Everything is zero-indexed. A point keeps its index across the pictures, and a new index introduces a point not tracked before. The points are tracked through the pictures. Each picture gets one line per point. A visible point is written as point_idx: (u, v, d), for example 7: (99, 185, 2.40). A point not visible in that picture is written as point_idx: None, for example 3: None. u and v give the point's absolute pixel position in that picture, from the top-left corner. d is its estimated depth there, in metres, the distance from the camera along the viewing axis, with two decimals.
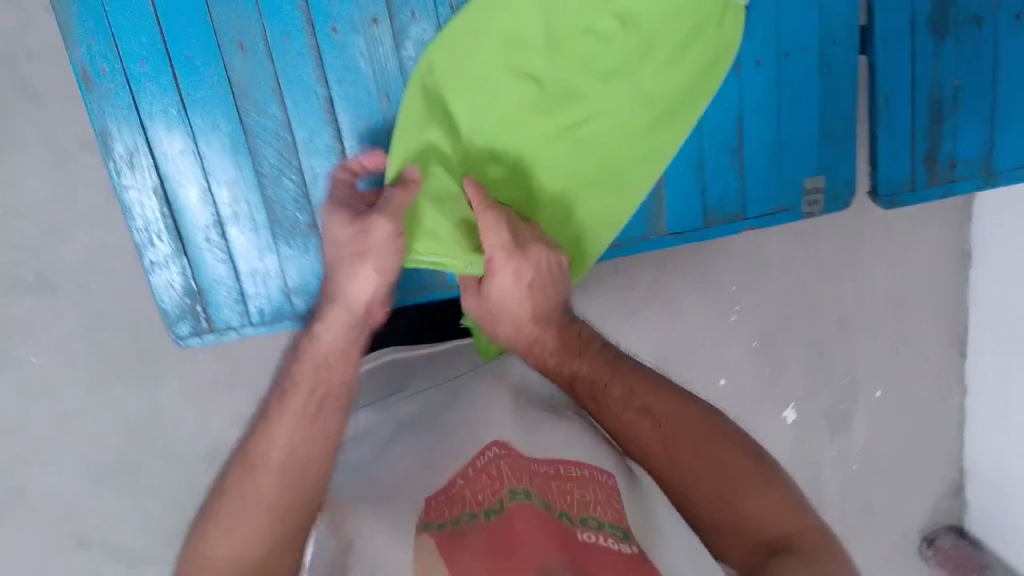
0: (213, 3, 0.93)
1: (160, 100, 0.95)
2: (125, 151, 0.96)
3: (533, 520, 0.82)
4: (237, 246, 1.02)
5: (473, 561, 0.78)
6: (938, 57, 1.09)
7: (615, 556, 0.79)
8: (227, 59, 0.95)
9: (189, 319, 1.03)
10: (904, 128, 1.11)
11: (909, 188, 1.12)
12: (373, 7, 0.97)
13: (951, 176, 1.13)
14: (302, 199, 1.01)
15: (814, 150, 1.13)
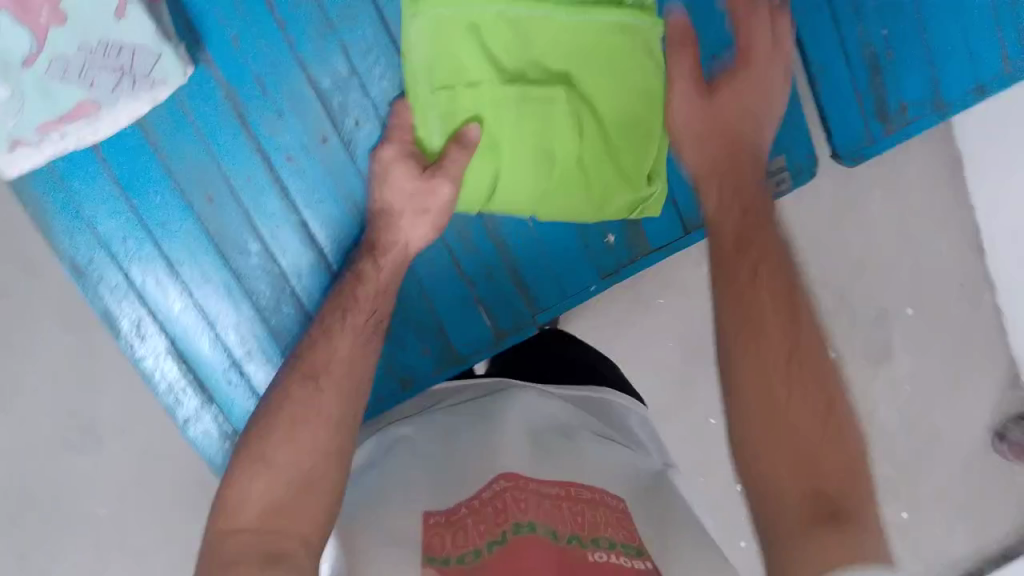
0: (167, 159, 0.74)
1: (148, 264, 0.76)
2: (133, 325, 0.77)
3: (546, 484, 0.61)
4: (264, 391, 0.79)
5: (476, 527, 0.57)
6: (859, 12, 0.82)
7: (614, 515, 0.60)
8: (195, 211, 0.75)
9: (237, 462, 0.79)
10: (847, 83, 0.84)
11: (861, 157, 0.85)
12: (298, 134, 0.75)
13: (906, 126, 0.84)
14: (312, 324, 0.78)
15: (769, 141, 0.83)
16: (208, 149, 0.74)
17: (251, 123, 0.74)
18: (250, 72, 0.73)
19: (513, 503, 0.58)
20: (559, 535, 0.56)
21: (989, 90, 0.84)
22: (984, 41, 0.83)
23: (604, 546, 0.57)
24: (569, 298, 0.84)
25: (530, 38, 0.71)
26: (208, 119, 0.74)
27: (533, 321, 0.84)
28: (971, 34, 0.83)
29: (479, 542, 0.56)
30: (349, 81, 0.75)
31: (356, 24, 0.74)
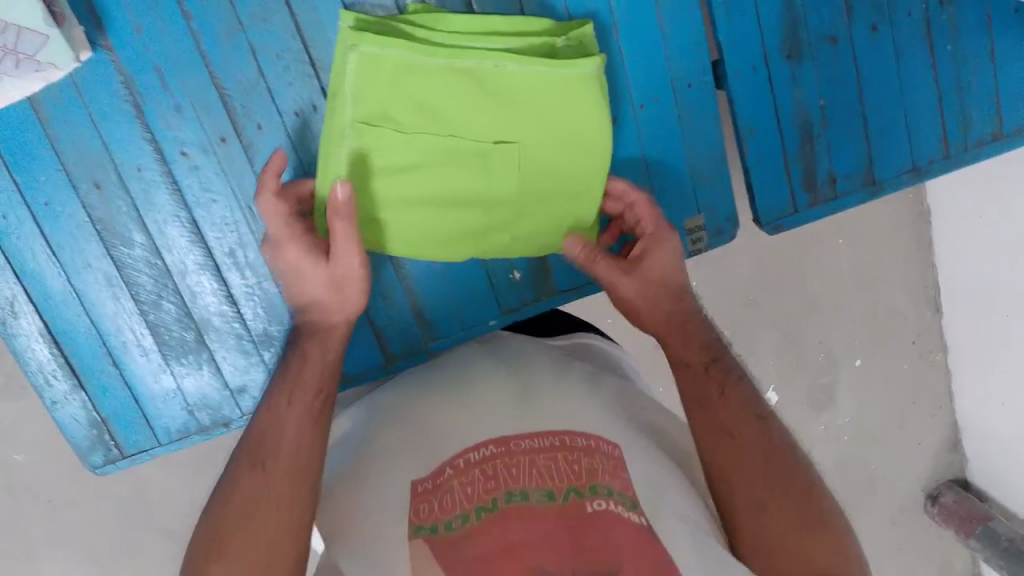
0: (58, 143, 0.72)
1: (27, 242, 0.73)
2: (7, 302, 0.74)
3: (539, 439, 0.63)
4: (134, 380, 0.78)
5: (464, 491, 0.59)
6: (795, 82, 0.80)
7: (610, 463, 0.62)
8: (81, 198, 0.73)
9: (99, 450, 0.78)
10: (774, 149, 0.81)
11: (781, 227, 0.82)
12: (197, 133, 0.73)
13: (832, 200, 0.82)
14: (187, 318, 0.77)
15: (687, 198, 0.83)
16: (96, 127, 0.72)
17: (147, 116, 0.72)
18: (151, 65, 0.71)
19: (504, 471, 0.61)
20: (556, 494, 0.58)
21: (923, 173, 0.83)
22: (924, 123, 0.82)
23: (602, 493, 0.59)
24: (467, 329, 0.85)
25: (463, 88, 0.72)
26: (101, 105, 0.72)
27: (427, 348, 0.85)
28: (909, 113, 0.82)
29: (467, 507, 0.58)
30: (256, 86, 0.73)
31: (268, 27, 0.72)
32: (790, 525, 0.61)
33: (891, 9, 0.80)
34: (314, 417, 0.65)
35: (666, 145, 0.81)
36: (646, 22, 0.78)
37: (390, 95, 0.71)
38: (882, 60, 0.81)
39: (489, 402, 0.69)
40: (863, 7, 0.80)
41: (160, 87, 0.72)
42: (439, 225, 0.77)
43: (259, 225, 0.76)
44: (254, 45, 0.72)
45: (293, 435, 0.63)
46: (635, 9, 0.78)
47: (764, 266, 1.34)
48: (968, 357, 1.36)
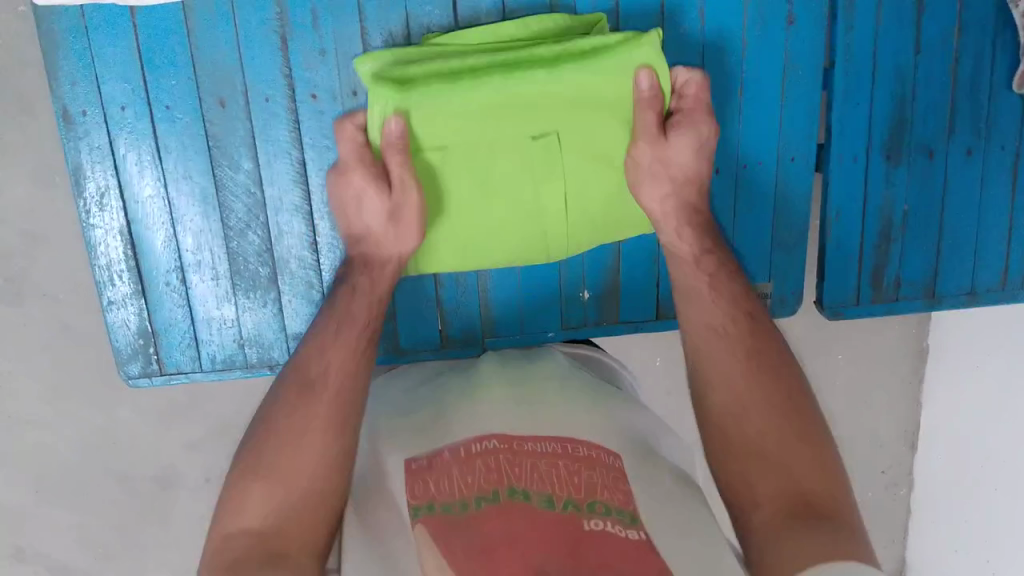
0: (197, 55, 0.73)
1: (136, 140, 0.74)
2: (97, 193, 0.75)
3: (546, 444, 0.65)
4: (196, 301, 0.79)
5: (464, 478, 0.62)
6: (888, 183, 0.83)
7: (612, 475, 0.63)
8: (203, 112, 0.74)
9: (138, 360, 0.80)
10: (853, 241, 0.84)
11: (841, 313, 0.86)
12: (332, 79, 0.75)
13: (893, 301, 0.86)
14: (266, 255, 0.78)
15: (763, 264, 0.84)
16: (239, 50, 0.73)
17: (290, 51, 0.74)
18: (309, 3, 0.73)
19: (507, 470, 0.62)
20: (555, 501, 0.59)
21: (980, 297, 0.87)
22: (991, 251, 0.86)
23: (600, 511, 0.59)
24: (525, 334, 0.84)
25: (488, 110, 0.71)
26: (250, 29, 0.73)
27: (482, 342, 0.84)
28: (981, 239, 0.86)
29: (468, 494, 0.60)
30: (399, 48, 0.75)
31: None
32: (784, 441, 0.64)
33: (987, 138, 0.83)
34: (359, 351, 0.70)
35: (756, 208, 0.83)
36: (768, 89, 0.80)
37: (443, 112, 0.70)
38: (966, 187, 0.84)
39: (493, 408, 0.69)
40: (963, 131, 0.83)
41: (312, 29, 0.74)
42: (478, 232, 0.77)
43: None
44: (415, 15, 0.75)
45: (340, 371, 0.68)
46: (761, 73, 0.79)
47: None
48: (935, 501, 1.34)
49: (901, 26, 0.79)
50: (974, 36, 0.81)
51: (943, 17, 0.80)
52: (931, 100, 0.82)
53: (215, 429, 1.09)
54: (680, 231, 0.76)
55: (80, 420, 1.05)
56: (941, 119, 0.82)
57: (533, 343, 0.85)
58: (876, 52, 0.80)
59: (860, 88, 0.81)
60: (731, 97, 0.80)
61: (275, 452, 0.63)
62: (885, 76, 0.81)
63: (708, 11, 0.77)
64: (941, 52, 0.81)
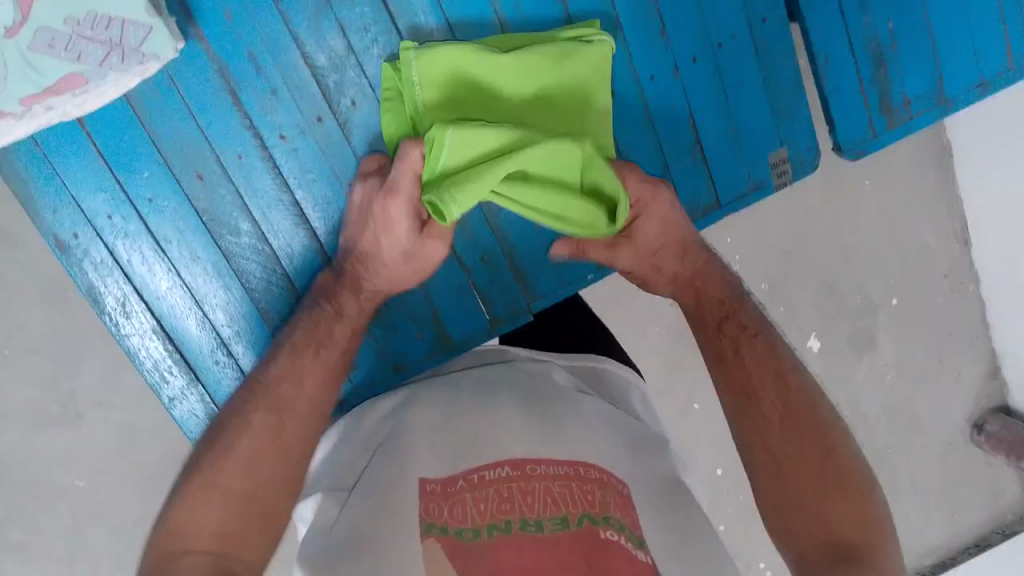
0: (158, 139, 0.72)
1: (134, 241, 0.74)
2: (118, 304, 0.75)
3: (555, 466, 0.54)
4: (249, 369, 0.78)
5: (476, 508, 0.51)
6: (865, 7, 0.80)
7: (622, 499, 0.54)
8: (185, 191, 0.73)
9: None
10: (849, 76, 0.81)
11: (862, 152, 0.83)
12: (294, 114, 0.74)
13: (908, 121, 0.84)
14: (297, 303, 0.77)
15: (769, 132, 0.82)
16: (197, 120, 0.72)
17: (243, 102, 0.73)
18: (244, 48, 0.72)
19: (520, 496, 0.52)
20: (569, 521, 0.49)
21: (991, 85, 0.84)
22: (990, 34, 0.83)
23: (615, 526, 0.50)
24: (565, 286, 0.83)
25: None
26: (199, 95, 0.72)
27: (528, 309, 0.82)
28: (974, 28, 0.83)
29: (480, 523, 0.49)
30: (345, 60, 0.73)
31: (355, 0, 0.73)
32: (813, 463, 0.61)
33: None
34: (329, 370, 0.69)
35: (744, 79, 0.80)
36: None
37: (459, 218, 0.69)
38: None
39: (503, 418, 0.61)
40: None
41: (258, 73, 0.72)
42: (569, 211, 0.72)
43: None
44: (349, 21, 0.73)
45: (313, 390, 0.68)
46: None
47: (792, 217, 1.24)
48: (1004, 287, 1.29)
49: None
50: None
51: None
52: None
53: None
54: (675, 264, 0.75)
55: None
56: None
57: (574, 291, 0.83)
58: None
59: None
60: None
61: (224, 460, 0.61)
62: None
63: None
64: None
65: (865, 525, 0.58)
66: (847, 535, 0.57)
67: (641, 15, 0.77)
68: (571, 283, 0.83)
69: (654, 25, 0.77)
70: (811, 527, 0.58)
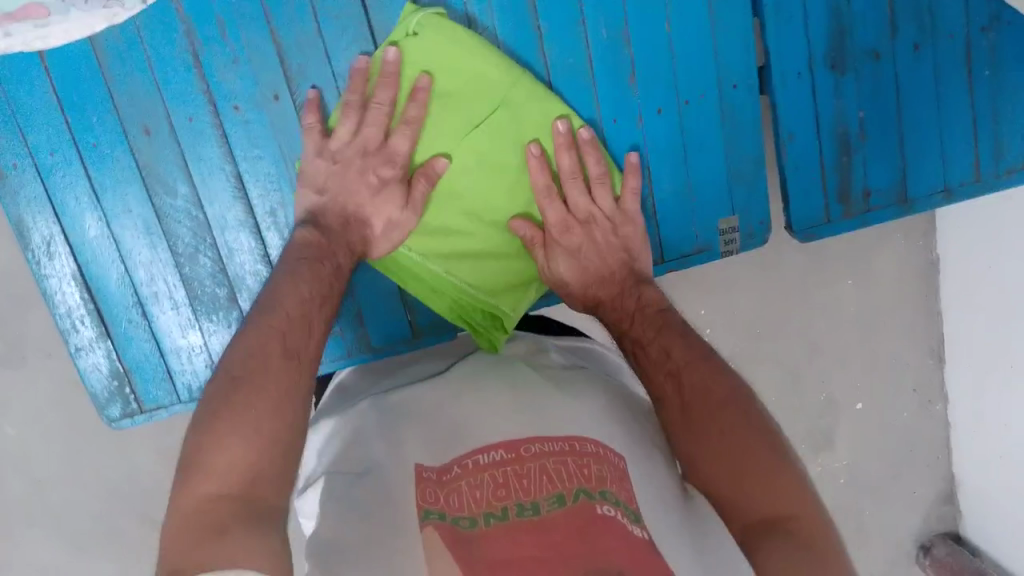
0: (113, 88, 0.73)
1: (71, 184, 0.74)
2: (44, 243, 0.75)
3: (551, 441, 0.61)
4: (161, 332, 0.78)
5: (472, 495, 0.57)
6: (837, 93, 0.81)
7: (618, 472, 0.59)
8: (130, 144, 0.74)
9: (117, 402, 0.80)
10: (810, 156, 0.81)
11: (814, 235, 0.83)
12: (251, 89, 0.74)
13: (865, 213, 0.84)
14: (221, 275, 0.77)
15: (724, 198, 0.82)
16: (155, 77, 0.73)
17: (204, 68, 0.73)
18: (214, 15, 0.72)
19: (514, 480, 0.58)
20: (567, 497, 0.56)
21: (955, 194, 0.84)
22: (958, 142, 0.83)
23: (611, 501, 0.56)
24: None
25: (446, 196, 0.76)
26: (161, 54, 0.72)
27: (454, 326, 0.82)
28: (944, 133, 0.83)
29: (476, 511, 0.56)
30: (313, 45, 0.74)
31: None
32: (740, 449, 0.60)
33: (933, 29, 0.81)
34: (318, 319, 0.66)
35: (707, 142, 0.80)
36: (695, 20, 0.77)
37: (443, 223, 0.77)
38: (916, 86, 0.82)
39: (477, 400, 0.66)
40: (907, 27, 0.80)
41: (223, 41, 0.73)
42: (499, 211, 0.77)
43: (302, 184, 0.77)
44: (322, 10, 0.73)
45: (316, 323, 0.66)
46: (685, 3, 0.77)
47: (767, 297, 1.18)
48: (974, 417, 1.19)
49: None
50: None
51: None
52: (866, 2, 0.79)
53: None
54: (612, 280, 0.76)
55: (98, 473, 1.04)
56: (880, 20, 0.80)
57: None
58: None
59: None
60: (662, 33, 0.77)
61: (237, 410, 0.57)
62: None
63: None
64: None
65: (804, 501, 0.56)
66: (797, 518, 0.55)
67: (613, 59, 0.77)
68: None
69: (626, 70, 0.78)
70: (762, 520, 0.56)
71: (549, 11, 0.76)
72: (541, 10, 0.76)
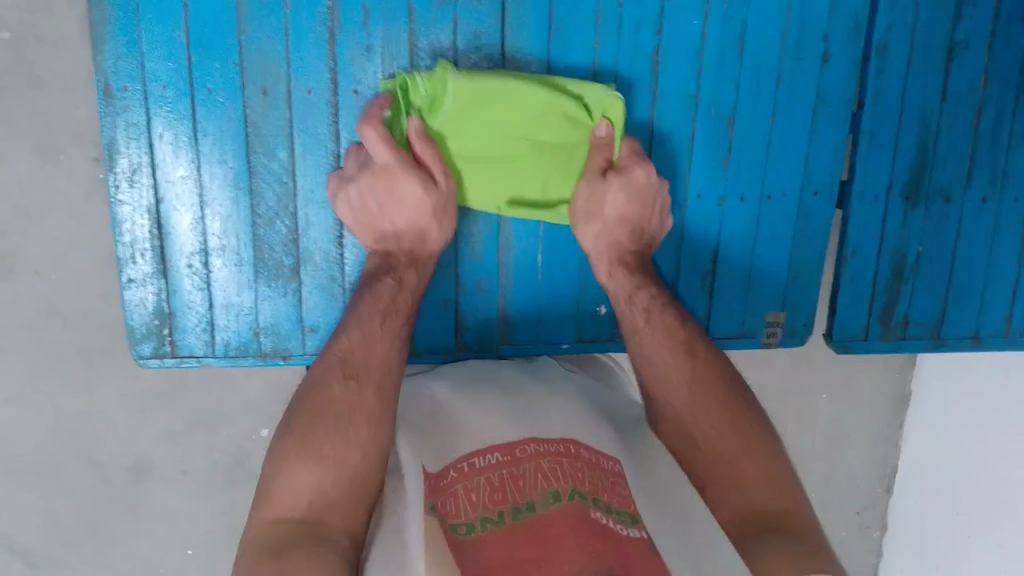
0: (244, 40, 0.73)
1: (173, 120, 0.74)
2: (128, 169, 0.75)
3: (541, 445, 0.69)
4: (216, 285, 0.78)
5: (469, 499, 0.65)
6: (904, 225, 0.85)
7: (609, 479, 0.68)
8: (244, 98, 0.74)
9: (152, 340, 0.79)
10: (865, 276, 0.86)
11: (849, 349, 0.88)
12: (374, 77, 0.75)
13: (900, 339, 0.88)
14: (292, 245, 0.78)
15: (777, 294, 0.86)
16: (286, 42, 0.73)
17: (336, 46, 0.74)
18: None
19: (511, 481, 0.66)
20: (562, 494, 0.64)
21: (982, 343, 0.89)
22: (996, 298, 0.88)
23: (603, 507, 0.64)
24: (540, 344, 0.85)
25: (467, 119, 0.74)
26: (300, 20, 0.73)
27: (497, 349, 0.85)
28: (988, 284, 0.88)
29: (473, 517, 0.63)
30: (443, 52, 0.76)
31: (477, 6, 0.75)
32: (729, 444, 0.73)
33: (1002, 188, 0.85)
34: (395, 340, 0.73)
35: (776, 243, 0.84)
36: (796, 125, 0.81)
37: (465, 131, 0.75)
38: (975, 238, 0.86)
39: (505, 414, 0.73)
40: (980, 181, 0.85)
41: (362, 26, 0.74)
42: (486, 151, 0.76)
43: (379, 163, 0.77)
44: (462, 22, 0.75)
45: (377, 404, 0.69)
46: (792, 106, 0.81)
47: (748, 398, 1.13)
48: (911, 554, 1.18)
49: (931, 76, 0.81)
50: (999, 86, 0.83)
51: (968, 73, 0.82)
52: (953, 146, 0.84)
53: (196, 420, 1.01)
54: (626, 285, 0.78)
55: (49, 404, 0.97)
56: (961, 168, 0.84)
57: (544, 352, 0.86)
58: (905, 97, 0.82)
59: (886, 129, 0.82)
60: (765, 126, 0.81)
61: (315, 430, 0.67)
62: (912, 120, 0.82)
63: (749, 42, 0.79)
64: (968, 106, 0.83)
65: (775, 486, 0.70)
66: (764, 502, 0.69)
67: (713, 140, 0.81)
68: (546, 347, 0.86)
69: (721, 154, 0.81)
70: (738, 508, 0.70)
71: (668, 82, 0.79)
72: (661, 78, 0.79)
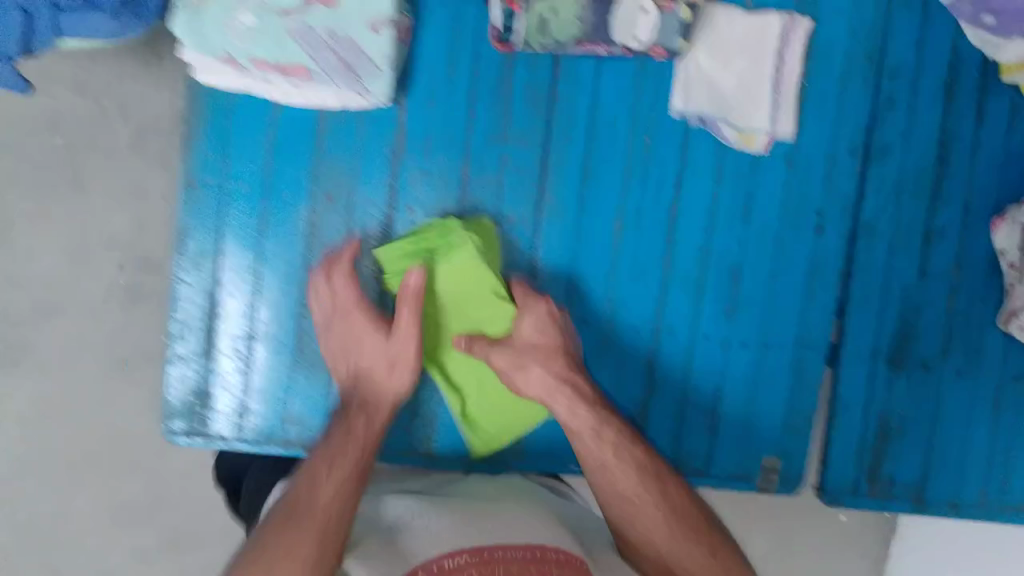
0: (319, 155, 0.85)
1: (243, 216, 0.85)
2: (196, 255, 0.85)
3: (516, 552, 0.69)
4: (253, 369, 0.86)
5: None
6: (888, 389, 0.93)
7: None
8: (309, 204, 0.85)
9: (185, 415, 0.85)
10: (851, 430, 0.93)
11: (838, 502, 0.93)
12: (430, 197, 0.87)
13: (887, 497, 0.94)
14: None
15: (773, 442, 0.92)
16: (359, 159, 0.86)
17: (401, 170, 0.87)
18: (428, 133, 0.87)
19: None
20: None
21: (963, 510, 0.94)
22: (977, 469, 0.94)
23: None
24: (551, 460, 0.92)
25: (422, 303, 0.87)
26: (372, 144, 0.86)
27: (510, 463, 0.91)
28: (969, 455, 0.93)
29: None
30: (493, 187, 0.88)
31: (524, 151, 0.88)
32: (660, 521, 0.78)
33: (977, 364, 0.93)
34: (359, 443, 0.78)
35: (771, 392, 0.92)
36: (791, 286, 0.91)
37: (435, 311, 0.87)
38: (953, 407, 0.93)
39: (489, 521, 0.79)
40: (958, 356, 0.93)
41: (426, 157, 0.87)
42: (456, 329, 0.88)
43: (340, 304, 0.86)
44: (509, 164, 0.88)
45: (332, 495, 0.73)
46: (789, 269, 0.91)
47: None
48: None
49: (909, 257, 0.92)
50: (973, 272, 0.93)
51: (943, 259, 0.92)
52: (931, 322, 0.93)
53: None
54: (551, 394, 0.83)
55: None
56: (938, 342, 0.93)
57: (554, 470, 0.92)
58: (887, 274, 0.92)
59: (870, 299, 0.92)
60: (766, 284, 0.91)
61: (283, 522, 0.71)
62: (893, 295, 0.92)
63: (753, 209, 0.91)
64: (942, 287, 0.93)
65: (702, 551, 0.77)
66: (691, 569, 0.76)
67: (719, 290, 0.91)
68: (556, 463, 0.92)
69: (724, 305, 0.91)
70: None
71: (683, 235, 0.91)
72: (677, 230, 0.90)
